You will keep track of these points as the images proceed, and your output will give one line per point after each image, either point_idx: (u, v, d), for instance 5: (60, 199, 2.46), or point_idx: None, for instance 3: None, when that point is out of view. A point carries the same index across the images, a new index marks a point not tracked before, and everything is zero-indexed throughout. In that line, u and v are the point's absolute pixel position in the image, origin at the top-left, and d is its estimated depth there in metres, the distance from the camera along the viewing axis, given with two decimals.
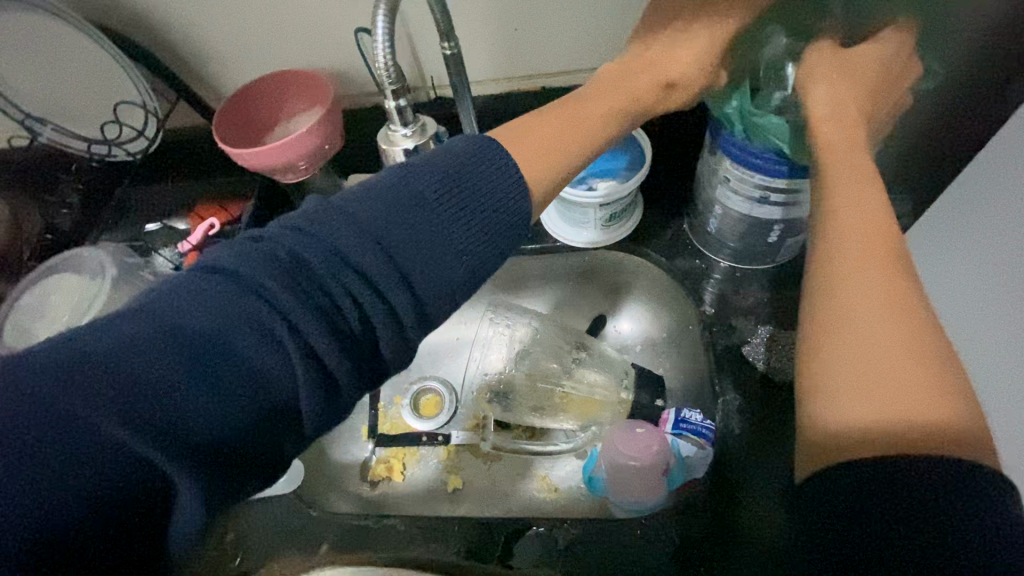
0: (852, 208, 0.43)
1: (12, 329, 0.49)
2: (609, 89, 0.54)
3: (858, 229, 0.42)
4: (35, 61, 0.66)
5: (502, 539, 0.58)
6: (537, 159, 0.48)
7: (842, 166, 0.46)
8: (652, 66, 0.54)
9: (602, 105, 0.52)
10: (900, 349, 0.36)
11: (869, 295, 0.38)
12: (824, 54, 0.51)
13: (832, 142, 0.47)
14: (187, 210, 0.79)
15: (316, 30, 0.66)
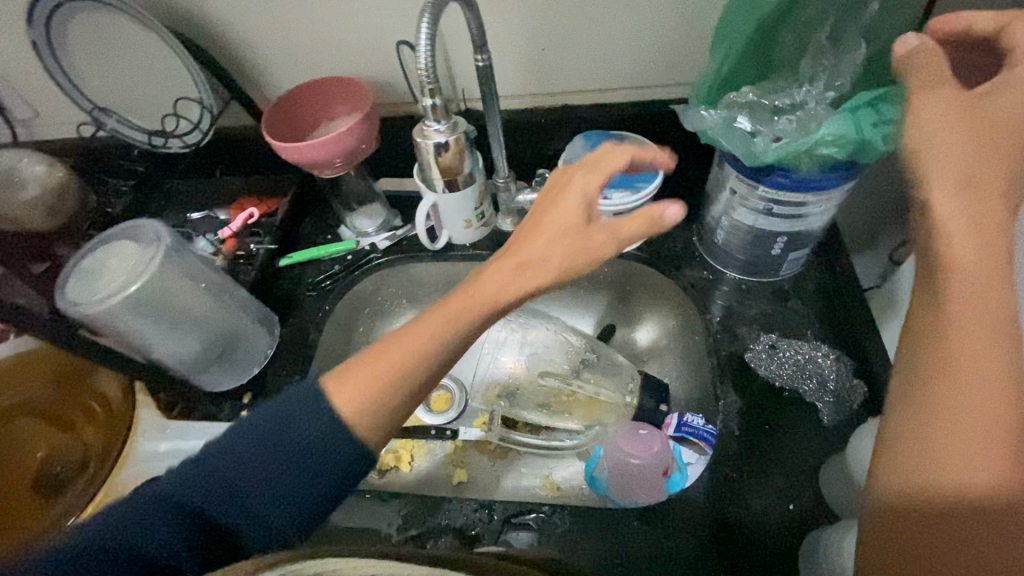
0: (970, 282, 0.36)
1: (75, 286, 0.54)
2: (464, 291, 0.44)
3: (965, 307, 0.36)
4: (110, 59, 0.74)
5: (500, 523, 0.60)
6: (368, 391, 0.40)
7: (970, 242, 0.37)
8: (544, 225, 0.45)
9: (438, 322, 0.43)
10: (985, 440, 0.34)
11: (984, 387, 0.34)
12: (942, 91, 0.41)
13: (954, 211, 0.38)
14: (229, 202, 0.85)
15: (362, 42, 0.72)
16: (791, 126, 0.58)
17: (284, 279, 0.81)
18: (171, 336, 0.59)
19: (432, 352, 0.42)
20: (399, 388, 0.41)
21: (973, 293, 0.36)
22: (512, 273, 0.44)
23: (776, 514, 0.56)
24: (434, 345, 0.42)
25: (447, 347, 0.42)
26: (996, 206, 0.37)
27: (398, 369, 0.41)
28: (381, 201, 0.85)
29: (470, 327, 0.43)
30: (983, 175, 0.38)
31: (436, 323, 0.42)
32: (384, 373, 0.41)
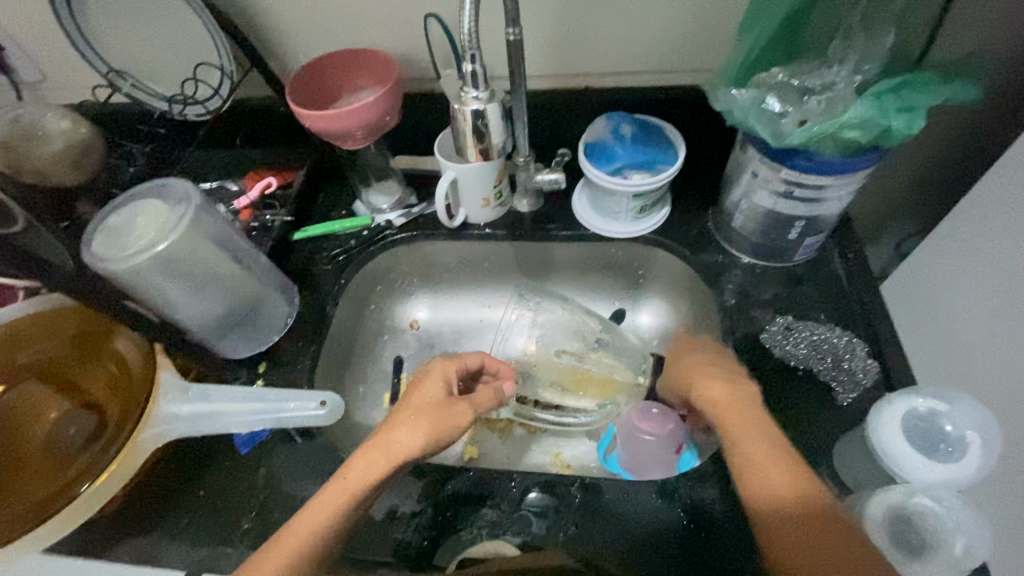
0: (713, 392, 0.58)
1: (102, 241, 0.53)
2: (373, 445, 0.55)
3: (715, 405, 0.58)
4: (131, 21, 0.73)
5: (519, 492, 0.61)
6: (332, 498, 0.52)
7: (709, 380, 0.60)
8: (419, 407, 0.58)
9: (363, 471, 0.53)
10: (765, 453, 0.52)
11: (747, 428, 0.54)
12: (686, 348, 0.66)
13: (715, 397, 0.58)
14: (244, 172, 0.83)
15: (389, 14, 0.72)
16: (818, 107, 0.58)
17: (298, 252, 0.81)
18: (193, 299, 0.59)
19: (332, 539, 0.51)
20: (319, 538, 0.50)
21: (740, 419, 0.55)
22: (383, 460, 0.54)
23: None
24: (346, 508, 0.52)
25: (324, 542, 0.50)
26: (708, 365, 0.62)
27: (316, 529, 0.50)
28: (397, 178, 0.85)
29: (410, 441, 0.55)
30: (692, 369, 0.62)
31: (329, 511, 0.51)
32: (284, 562, 0.49)
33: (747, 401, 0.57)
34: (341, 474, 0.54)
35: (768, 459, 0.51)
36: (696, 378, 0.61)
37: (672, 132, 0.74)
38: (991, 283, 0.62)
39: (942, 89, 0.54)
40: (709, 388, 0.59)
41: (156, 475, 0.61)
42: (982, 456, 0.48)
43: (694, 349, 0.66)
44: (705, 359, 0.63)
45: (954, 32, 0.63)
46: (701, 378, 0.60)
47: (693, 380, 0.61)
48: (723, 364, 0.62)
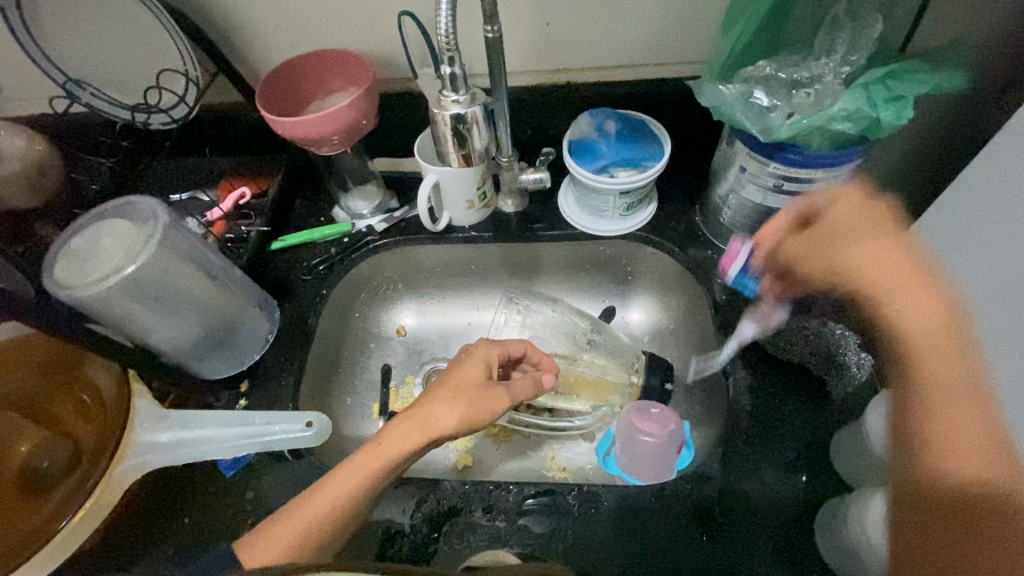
0: (887, 248, 0.49)
1: (66, 267, 0.50)
2: (409, 416, 0.55)
3: (883, 268, 0.49)
4: (87, 28, 0.69)
5: (518, 502, 0.60)
6: (357, 468, 0.52)
7: (870, 223, 0.52)
8: (460, 386, 0.57)
9: (396, 442, 0.53)
10: (951, 396, 0.43)
11: (917, 312, 0.46)
12: (851, 199, 0.54)
13: (877, 252, 0.50)
14: (216, 180, 0.81)
15: (361, 13, 0.69)
16: (807, 100, 0.58)
17: (277, 262, 0.78)
18: (165, 321, 0.56)
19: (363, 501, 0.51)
20: (348, 499, 0.51)
21: (925, 340, 0.45)
22: (418, 432, 0.54)
23: (791, 485, 0.58)
24: (378, 473, 0.52)
25: (354, 501, 0.51)
26: (871, 223, 0.52)
27: (347, 489, 0.51)
28: (378, 182, 0.82)
29: (451, 424, 0.55)
30: (796, 249, 0.57)
31: (362, 474, 0.52)
32: (313, 517, 0.50)
33: (961, 338, 0.45)
34: (376, 442, 0.53)
35: (953, 405, 0.43)
36: (839, 250, 0.53)
37: (656, 127, 0.73)
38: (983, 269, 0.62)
39: (929, 78, 0.53)
40: (836, 210, 0.55)
41: (134, 512, 0.57)
42: None
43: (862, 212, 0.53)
44: (872, 214, 0.53)
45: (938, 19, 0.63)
46: (863, 228, 0.52)
47: (835, 252, 0.53)
48: (890, 224, 0.51)
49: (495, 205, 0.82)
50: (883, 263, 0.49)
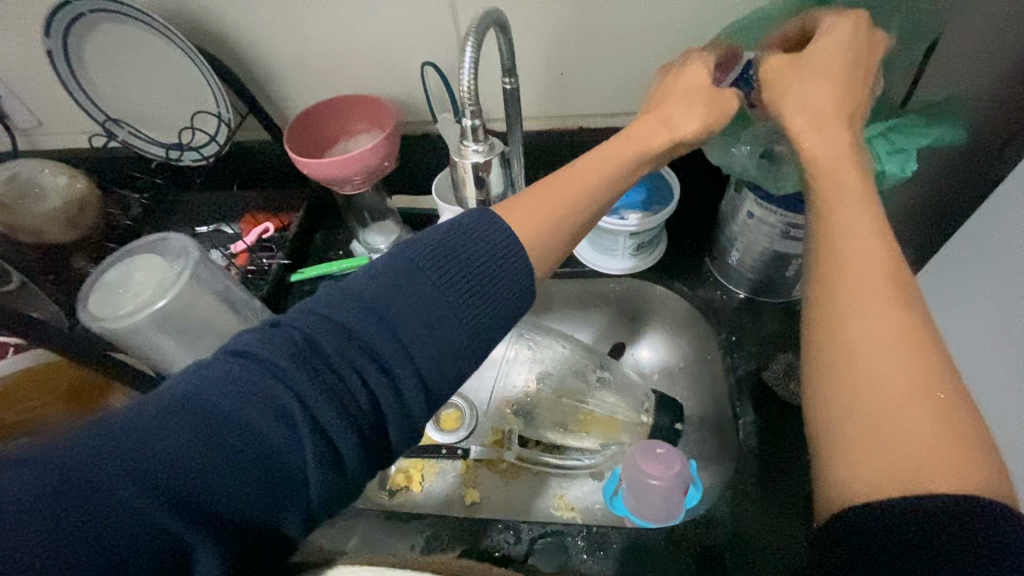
0: (815, 139, 0.47)
1: (98, 298, 0.53)
2: (600, 156, 0.55)
3: (831, 183, 0.45)
4: (128, 72, 0.73)
5: (527, 544, 0.59)
6: (557, 202, 0.52)
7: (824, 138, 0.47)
8: (662, 121, 0.55)
9: (604, 159, 0.54)
10: (894, 384, 0.36)
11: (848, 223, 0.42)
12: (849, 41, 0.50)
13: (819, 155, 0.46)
14: (239, 216, 0.83)
15: (387, 62, 0.73)
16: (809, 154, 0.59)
17: (295, 295, 0.79)
18: (187, 352, 0.57)
19: (585, 209, 0.53)
20: (552, 217, 0.51)
21: (840, 225, 0.42)
22: (605, 162, 0.54)
23: (802, 532, 0.57)
24: (578, 197, 0.53)
25: (559, 215, 0.52)
26: (841, 125, 0.47)
27: (544, 219, 0.51)
28: (396, 218, 0.85)
29: (656, 151, 0.55)
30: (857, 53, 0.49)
31: (552, 205, 0.52)
32: (568, 194, 0.52)
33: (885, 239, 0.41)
34: (590, 159, 0.55)
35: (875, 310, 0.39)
36: (818, 62, 0.49)
37: (664, 172, 0.75)
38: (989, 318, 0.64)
39: (929, 132, 0.56)
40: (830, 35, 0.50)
41: None
42: None
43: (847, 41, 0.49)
44: (836, 57, 0.49)
45: (938, 75, 0.65)
46: (818, 120, 0.47)
47: (829, 64, 0.49)
48: (847, 110, 0.47)
49: None
50: (829, 160, 0.46)
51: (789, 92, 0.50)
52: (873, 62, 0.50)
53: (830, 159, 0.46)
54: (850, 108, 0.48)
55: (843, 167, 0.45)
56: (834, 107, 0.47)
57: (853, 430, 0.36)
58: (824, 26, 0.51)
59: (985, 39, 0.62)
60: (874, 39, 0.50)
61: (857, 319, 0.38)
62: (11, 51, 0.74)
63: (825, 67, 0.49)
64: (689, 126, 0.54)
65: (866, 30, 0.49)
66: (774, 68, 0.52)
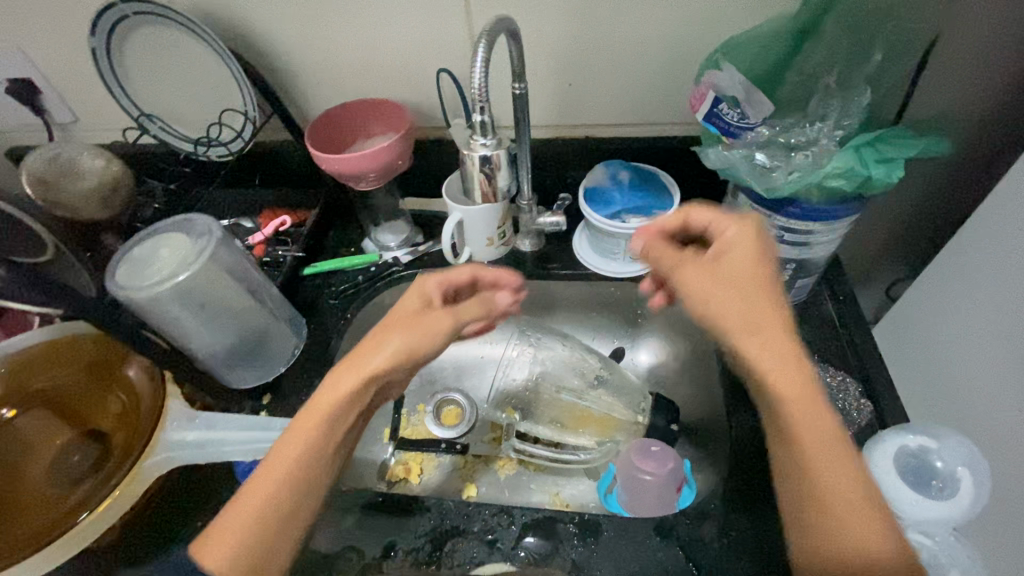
0: (745, 310, 0.45)
1: (127, 270, 0.58)
2: (349, 360, 0.51)
3: (763, 357, 0.43)
4: (163, 71, 0.78)
5: (519, 527, 0.60)
6: (317, 447, 0.49)
7: (766, 335, 0.44)
8: (415, 326, 0.52)
9: (349, 405, 0.49)
10: (844, 503, 0.42)
11: (779, 370, 0.43)
12: (749, 243, 0.48)
13: (772, 370, 0.43)
14: (256, 212, 0.87)
15: (405, 69, 0.78)
16: (806, 160, 0.60)
17: (306, 288, 0.83)
18: (203, 331, 0.62)
19: (336, 415, 0.49)
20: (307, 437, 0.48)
21: (785, 383, 0.43)
22: (349, 376, 0.49)
23: None
24: (320, 423, 0.49)
25: (314, 444, 0.48)
26: (768, 320, 0.44)
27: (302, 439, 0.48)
28: (406, 218, 0.88)
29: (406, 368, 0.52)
30: (758, 270, 0.47)
31: (308, 418, 0.48)
32: (325, 424, 0.49)
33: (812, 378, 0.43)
34: (333, 402, 0.49)
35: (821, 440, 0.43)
36: (731, 270, 0.47)
37: (667, 179, 0.78)
38: (987, 332, 0.60)
39: (915, 143, 0.58)
40: (733, 252, 0.48)
41: (156, 512, 0.61)
42: (974, 495, 0.46)
43: (751, 260, 0.47)
44: (746, 275, 0.46)
45: (929, 94, 0.68)
46: (751, 320, 0.44)
47: (737, 267, 0.47)
48: (779, 310, 0.45)
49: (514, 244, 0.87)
50: (765, 346, 0.43)
51: (711, 291, 0.46)
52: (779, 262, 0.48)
53: (773, 369, 0.43)
54: (779, 323, 0.44)
55: (768, 348, 0.43)
56: (750, 321, 0.44)
57: (811, 547, 0.44)
58: (727, 230, 0.50)
59: (973, 60, 0.65)
60: (767, 233, 0.50)
61: (799, 445, 0.43)
62: (59, 50, 0.80)
63: (740, 287, 0.46)
64: (432, 339, 0.52)
65: (762, 233, 0.49)
66: (656, 250, 0.54)
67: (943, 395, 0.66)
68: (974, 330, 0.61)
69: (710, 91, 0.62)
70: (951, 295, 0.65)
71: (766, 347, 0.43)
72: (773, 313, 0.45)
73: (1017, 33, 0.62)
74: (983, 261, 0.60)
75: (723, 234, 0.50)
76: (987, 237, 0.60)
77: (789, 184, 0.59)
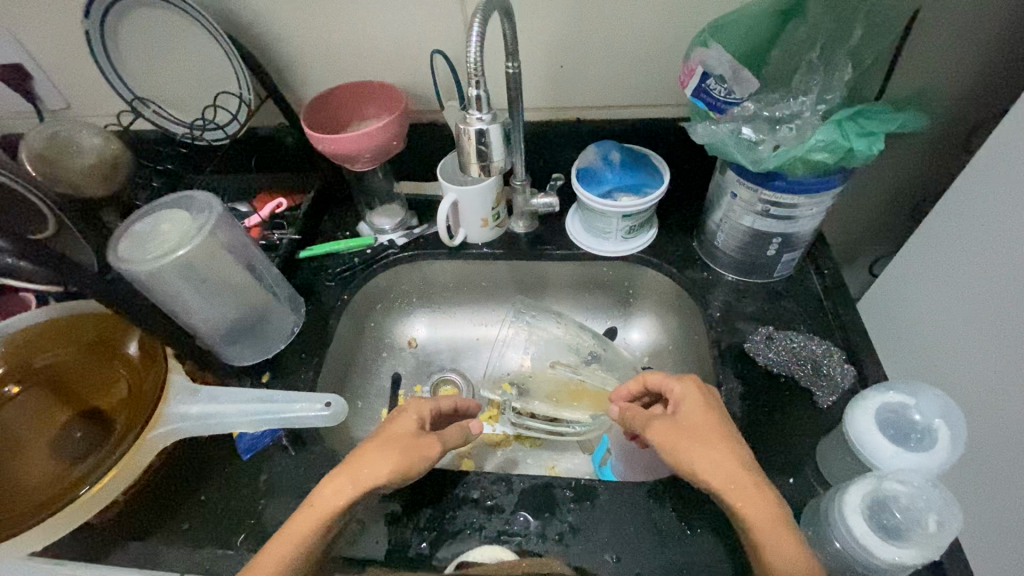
0: (707, 465, 0.53)
1: (128, 244, 0.59)
2: (348, 471, 0.55)
3: (707, 462, 0.54)
4: (157, 55, 0.78)
5: (517, 494, 0.62)
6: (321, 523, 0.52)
7: (712, 464, 0.53)
8: (416, 440, 0.58)
9: (342, 494, 0.53)
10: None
11: (722, 473, 0.53)
12: (697, 406, 0.58)
13: (713, 474, 0.53)
14: (251, 197, 0.88)
15: (400, 51, 0.79)
16: (791, 134, 0.62)
17: (303, 270, 0.84)
18: (203, 307, 0.64)
19: (342, 506, 0.53)
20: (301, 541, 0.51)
21: (729, 487, 0.52)
22: (350, 486, 0.54)
23: (779, 488, 0.60)
24: (319, 522, 0.52)
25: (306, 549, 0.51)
26: (714, 437, 0.55)
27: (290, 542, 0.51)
28: (401, 202, 0.90)
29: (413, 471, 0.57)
30: (706, 413, 0.58)
31: (299, 525, 0.52)
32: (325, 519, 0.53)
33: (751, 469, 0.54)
34: (341, 491, 0.54)
35: (769, 527, 0.50)
36: (698, 452, 0.54)
37: (657, 159, 0.79)
38: (966, 298, 0.62)
39: (894, 116, 0.60)
40: (687, 413, 0.58)
41: (160, 482, 0.63)
42: (950, 444, 0.48)
43: (703, 407, 0.58)
44: (699, 420, 0.57)
45: (908, 73, 0.71)
46: (710, 456, 0.54)
47: (700, 459, 0.54)
48: (717, 425, 0.56)
49: (507, 225, 0.89)
50: (707, 454, 0.54)
51: (682, 446, 0.55)
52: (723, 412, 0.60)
53: (717, 472, 0.53)
54: (732, 452, 0.54)
55: (708, 454, 0.54)
56: (703, 450, 0.54)
57: None
58: (674, 389, 0.60)
59: (952, 39, 0.67)
60: (709, 392, 0.61)
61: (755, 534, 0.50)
62: (52, 34, 0.80)
63: (690, 420, 0.57)
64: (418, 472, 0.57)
65: (704, 386, 0.61)
66: (631, 410, 0.62)
67: (923, 360, 0.69)
68: (953, 297, 0.64)
69: (698, 68, 0.64)
70: (931, 263, 0.68)
71: (711, 454, 0.54)
72: (726, 456, 0.54)
73: (992, 11, 0.65)
74: (962, 230, 0.63)
75: (671, 392, 0.60)
76: (964, 206, 0.62)
77: (775, 157, 0.61)
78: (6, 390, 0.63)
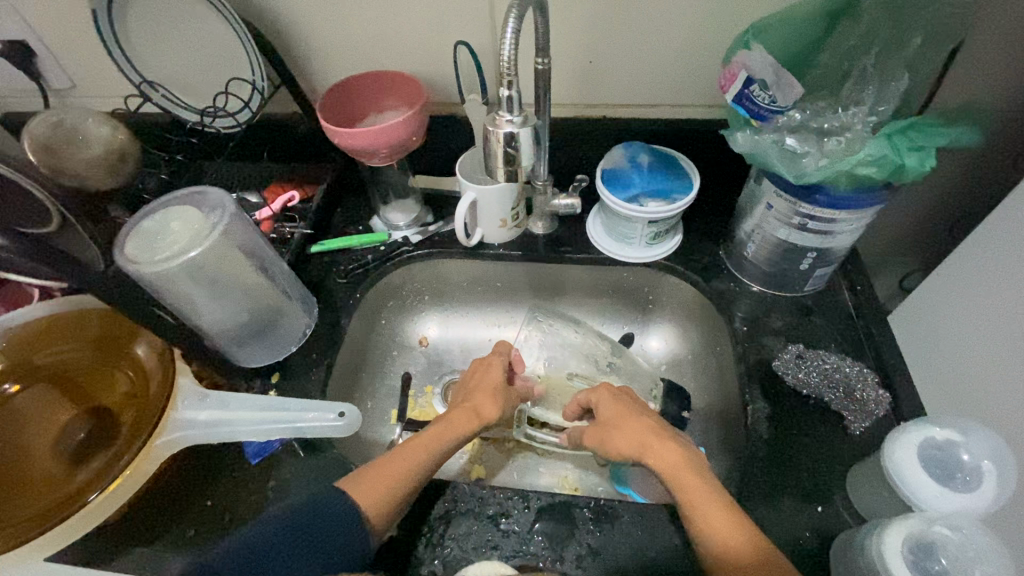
0: (619, 434, 0.63)
1: (138, 245, 0.57)
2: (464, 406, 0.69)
3: (622, 441, 0.62)
4: (166, 38, 0.75)
5: (533, 512, 0.60)
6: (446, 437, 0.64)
7: (622, 433, 0.62)
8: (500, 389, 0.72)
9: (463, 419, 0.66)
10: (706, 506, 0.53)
11: (633, 439, 0.61)
12: (605, 396, 0.68)
13: (621, 446, 0.62)
14: (262, 186, 0.85)
15: (421, 41, 0.75)
16: (838, 147, 0.59)
17: (313, 266, 0.81)
18: (213, 306, 0.61)
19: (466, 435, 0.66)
20: (424, 456, 0.60)
21: (642, 446, 0.60)
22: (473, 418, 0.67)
23: (806, 516, 0.58)
24: (436, 446, 0.62)
25: (425, 464, 0.60)
26: (623, 417, 0.64)
27: (420, 457, 0.60)
28: (416, 197, 0.86)
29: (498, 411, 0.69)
30: (623, 400, 0.67)
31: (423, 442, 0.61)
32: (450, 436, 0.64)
33: (659, 429, 0.61)
34: (459, 420, 0.66)
35: (671, 467, 0.57)
36: (615, 433, 0.63)
37: (686, 164, 0.76)
38: (1013, 327, 0.60)
39: (950, 131, 0.56)
40: (600, 405, 0.67)
41: (163, 486, 0.61)
42: (997, 488, 0.46)
43: (617, 400, 0.67)
44: (615, 403, 0.66)
45: (959, 82, 0.67)
46: (625, 431, 0.62)
47: (618, 436, 0.63)
48: (626, 402, 0.66)
49: (526, 225, 0.85)
50: (620, 429, 0.63)
51: (603, 440, 0.64)
52: (637, 400, 0.68)
53: (627, 438, 0.62)
54: (636, 417, 0.63)
55: (619, 430, 0.63)
56: (618, 428, 0.63)
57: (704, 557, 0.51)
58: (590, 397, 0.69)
59: (1008, 49, 0.64)
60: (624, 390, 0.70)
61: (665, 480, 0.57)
62: (57, 12, 0.77)
63: (604, 406, 0.66)
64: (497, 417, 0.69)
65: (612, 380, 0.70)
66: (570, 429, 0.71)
67: (958, 386, 0.66)
68: (999, 325, 0.61)
69: (741, 72, 0.60)
70: (975, 286, 0.65)
71: (621, 427, 0.63)
72: (631, 423, 0.63)
73: None
74: (1012, 256, 0.60)
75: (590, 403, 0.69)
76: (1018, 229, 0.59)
77: (819, 169, 0.58)
78: (4, 388, 0.61)
